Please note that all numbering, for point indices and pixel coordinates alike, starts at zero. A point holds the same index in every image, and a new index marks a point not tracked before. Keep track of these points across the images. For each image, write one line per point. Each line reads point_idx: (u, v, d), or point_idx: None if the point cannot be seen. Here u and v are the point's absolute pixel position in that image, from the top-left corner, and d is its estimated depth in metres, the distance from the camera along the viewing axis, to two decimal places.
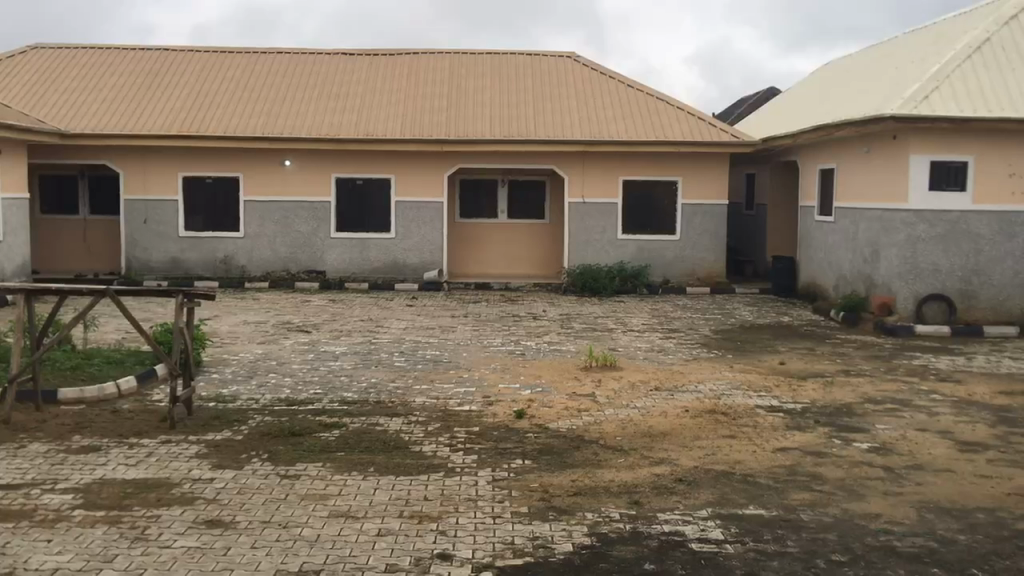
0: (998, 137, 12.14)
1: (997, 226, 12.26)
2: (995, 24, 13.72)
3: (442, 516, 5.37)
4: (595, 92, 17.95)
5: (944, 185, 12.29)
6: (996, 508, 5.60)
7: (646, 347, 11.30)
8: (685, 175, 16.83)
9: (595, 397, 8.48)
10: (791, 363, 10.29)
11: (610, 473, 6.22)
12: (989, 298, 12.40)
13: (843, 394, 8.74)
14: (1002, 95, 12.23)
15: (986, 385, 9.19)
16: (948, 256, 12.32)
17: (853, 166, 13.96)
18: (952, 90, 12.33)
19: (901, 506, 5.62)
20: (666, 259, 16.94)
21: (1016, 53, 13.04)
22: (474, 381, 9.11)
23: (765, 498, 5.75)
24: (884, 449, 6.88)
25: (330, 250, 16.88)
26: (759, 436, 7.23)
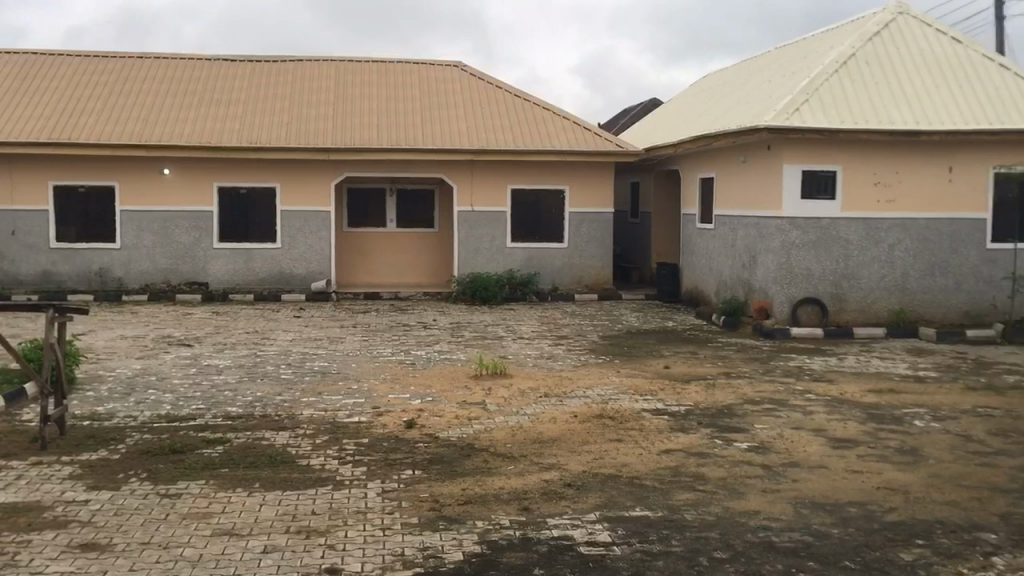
0: (864, 148, 12.81)
1: (864, 232, 12.90)
2: (860, 39, 14.45)
3: (330, 530, 5.29)
4: (482, 101, 18.04)
5: (814, 194, 12.87)
6: (866, 502, 5.89)
7: (535, 354, 11.42)
8: (573, 183, 17.11)
9: (485, 405, 8.52)
10: (675, 367, 10.59)
11: (500, 480, 6.26)
12: (859, 300, 13.01)
13: (724, 396, 9.04)
14: (866, 107, 12.91)
15: (857, 384, 9.66)
16: (821, 261, 12.89)
17: (731, 175, 14.47)
18: (822, 103, 12.95)
19: (779, 503, 5.85)
20: (554, 266, 17.15)
21: (878, 68, 13.79)
22: (362, 392, 9.03)
23: (651, 499, 5.89)
24: (762, 448, 7.15)
25: (213, 260, 16.43)
26: (645, 438, 7.41)
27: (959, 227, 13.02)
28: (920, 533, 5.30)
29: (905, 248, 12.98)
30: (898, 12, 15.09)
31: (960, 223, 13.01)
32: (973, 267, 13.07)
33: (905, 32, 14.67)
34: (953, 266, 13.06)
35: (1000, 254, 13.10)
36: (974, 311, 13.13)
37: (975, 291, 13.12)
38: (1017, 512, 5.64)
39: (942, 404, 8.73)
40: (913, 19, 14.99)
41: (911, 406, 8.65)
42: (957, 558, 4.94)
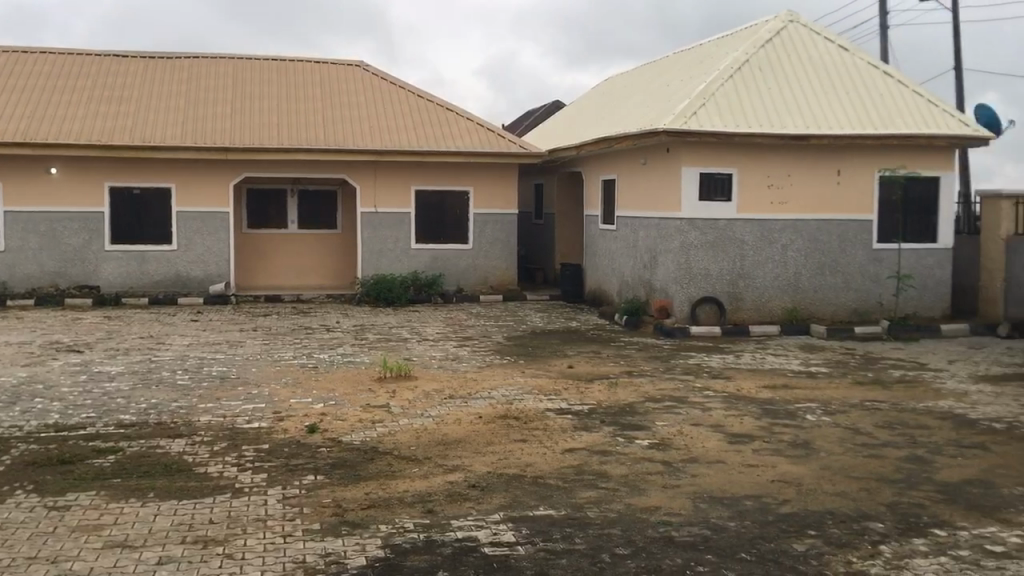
0: (758, 151, 13.22)
1: (759, 232, 13.30)
2: (754, 46, 14.88)
3: (228, 539, 5.17)
4: (385, 102, 17.90)
5: (712, 196, 13.21)
6: (761, 495, 6.07)
7: (440, 355, 11.38)
8: (476, 185, 17.13)
9: (389, 408, 8.45)
10: (579, 366, 10.71)
11: (404, 483, 6.22)
12: (754, 299, 13.40)
13: (626, 394, 9.19)
14: (760, 112, 13.32)
15: (753, 380, 9.95)
16: (718, 261, 13.23)
17: (632, 176, 14.72)
18: (718, 107, 13.30)
19: (679, 498, 5.98)
20: (459, 268, 17.14)
21: (771, 74, 14.24)
22: (262, 396, 8.84)
23: (554, 498, 5.95)
24: (662, 445, 7.29)
25: (105, 263, 15.85)
26: (549, 438, 7.47)
27: (847, 228, 13.54)
28: (812, 524, 5.50)
29: (797, 248, 13.43)
30: (789, 20, 15.60)
31: (848, 224, 13.53)
32: (861, 266, 13.60)
33: (796, 40, 15.17)
34: (842, 265, 13.56)
35: (885, 254, 13.67)
36: (862, 308, 13.65)
37: (862, 289, 13.64)
38: (902, 502, 5.90)
39: (833, 398, 9.07)
40: (804, 27, 15.52)
41: (804, 401, 8.96)
42: (846, 547, 5.14)
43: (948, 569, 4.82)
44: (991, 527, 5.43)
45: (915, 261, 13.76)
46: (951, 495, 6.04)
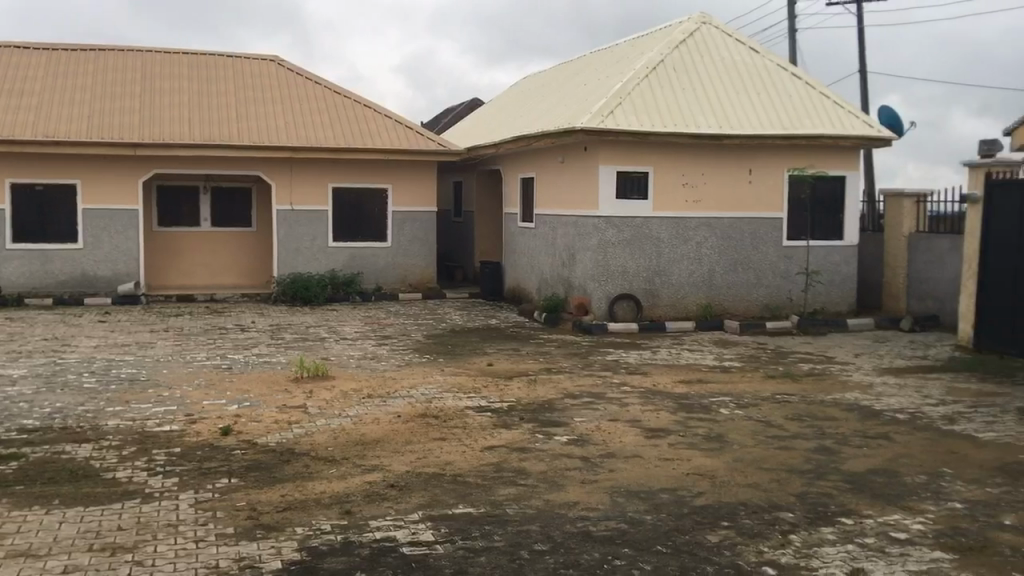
0: (672, 150, 13.45)
1: (674, 230, 13.54)
2: (668, 46, 15.12)
3: (138, 545, 5.02)
4: (301, 97, 17.62)
5: (628, 194, 13.39)
6: (677, 488, 6.17)
7: (358, 354, 11.27)
8: (395, 182, 17.02)
9: (306, 408, 8.32)
10: (498, 364, 10.74)
11: (320, 484, 6.13)
12: (670, 296, 13.63)
13: (545, 391, 9.24)
14: (674, 112, 13.57)
15: (669, 375, 10.12)
16: (635, 258, 13.41)
17: (550, 174, 14.82)
18: (634, 106, 13.49)
19: (596, 493, 6.04)
20: (377, 266, 16.99)
21: (685, 74, 14.50)
22: (174, 399, 8.61)
23: (473, 496, 5.94)
24: (580, 441, 7.36)
25: (7, 262, 15.24)
26: (468, 436, 7.46)
27: (759, 225, 13.87)
28: (725, 516, 5.62)
29: (711, 245, 13.71)
30: (702, 21, 15.89)
31: (759, 222, 13.87)
32: (772, 263, 13.95)
33: (709, 41, 15.47)
34: (754, 262, 13.89)
35: (795, 251, 14.05)
36: (773, 304, 14.00)
37: (773, 286, 13.99)
38: (812, 492, 6.08)
39: (746, 392, 9.29)
40: (716, 29, 15.84)
41: (718, 395, 9.15)
42: (758, 537, 5.26)
43: (854, 556, 4.97)
44: (895, 515, 5.63)
45: (823, 257, 14.17)
46: (857, 485, 6.24)
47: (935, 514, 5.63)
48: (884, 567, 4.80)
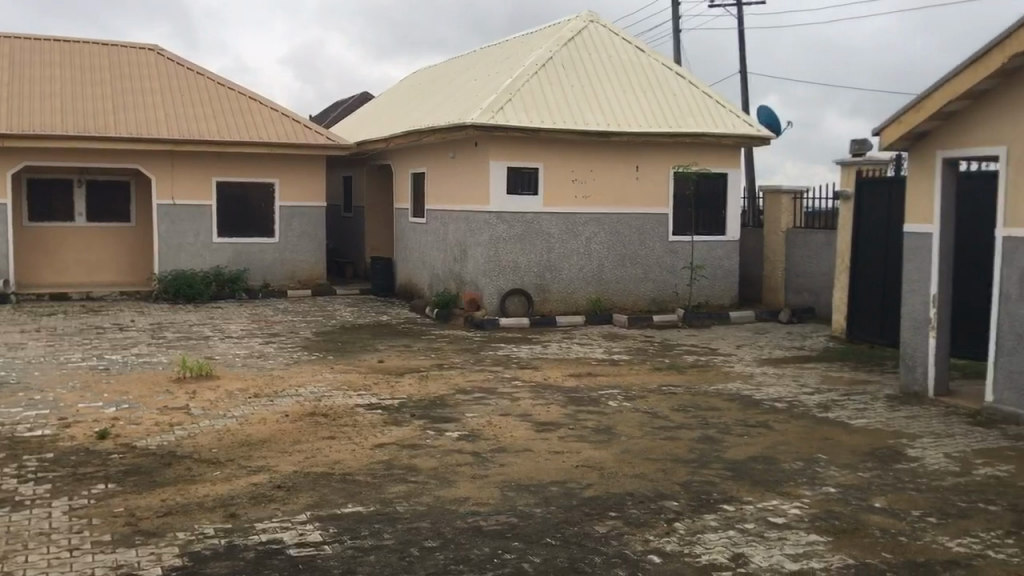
0: (561, 146, 13.61)
1: (564, 226, 13.70)
2: (557, 44, 15.27)
3: (6, 556, 4.77)
4: (182, 88, 17.06)
5: (519, 190, 13.48)
6: (566, 480, 6.25)
7: (244, 353, 11.00)
8: (282, 177, 16.68)
9: (188, 409, 8.06)
10: (389, 360, 10.65)
11: (204, 487, 5.96)
12: (560, 291, 13.78)
13: (436, 387, 9.22)
14: (563, 109, 13.72)
15: (559, 369, 10.24)
16: (526, 254, 13.51)
17: (441, 170, 14.77)
18: (523, 102, 13.58)
19: (487, 488, 6.06)
20: (265, 262, 16.62)
21: (573, 72, 14.68)
22: (47, 402, 8.21)
23: (362, 495, 5.88)
24: (471, 436, 7.37)
25: None
26: (358, 434, 7.38)
27: (646, 221, 14.17)
28: (613, 506, 5.72)
29: (600, 241, 13.94)
30: (590, 20, 16.10)
31: (646, 218, 14.16)
32: (659, 258, 14.27)
33: (596, 39, 15.69)
34: (642, 257, 14.18)
35: (680, 246, 14.41)
36: (660, 298, 14.32)
37: (660, 280, 14.32)
38: (696, 480, 6.25)
39: (633, 385, 9.49)
40: (603, 27, 16.08)
41: (607, 387, 9.31)
42: (644, 526, 5.38)
43: (735, 541, 5.14)
44: (773, 501, 5.84)
45: (707, 252, 14.57)
46: (738, 472, 6.45)
47: (810, 498, 5.87)
48: (763, 551, 4.98)
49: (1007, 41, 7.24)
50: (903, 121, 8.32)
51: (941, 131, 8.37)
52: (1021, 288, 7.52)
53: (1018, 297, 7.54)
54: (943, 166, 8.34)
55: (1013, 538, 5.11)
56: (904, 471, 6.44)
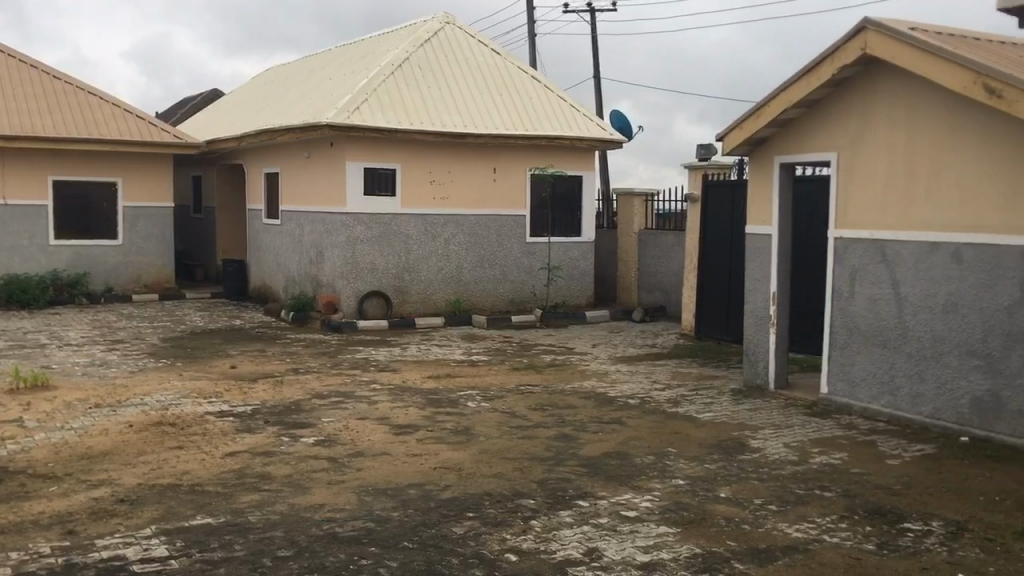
0: (418, 147, 13.57)
1: (422, 227, 13.67)
2: (413, 44, 15.20)
3: None
4: (13, 80, 16.03)
5: (376, 191, 13.37)
6: (424, 483, 6.24)
7: (85, 361, 10.43)
8: (126, 176, 15.97)
9: (22, 423, 7.58)
10: (242, 366, 10.33)
11: (39, 504, 5.61)
12: (419, 292, 13.75)
13: (291, 392, 9.01)
14: (420, 109, 13.69)
15: (418, 371, 10.20)
16: (383, 255, 13.40)
17: (295, 170, 14.46)
18: (380, 102, 13.47)
19: (343, 493, 5.98)
20: (107, 266, 15.84)
21: (430, 73, 14.67)
22: None
23: (212, 505, 5.68)
24: (327, 441, 7.25)
25: None
26: (208, 443, 7.12)
27: (503, 223, 14.30)
28: (471, 507, 5.74)
29: (458, 242, 13.98)
30: (446, 21, 16.10)
31: (504, 219, 14.30)
32: (516, 259, 14.43)
33: (453, 41, 15.71)
34: (500, 259, 14.31)
35: (537, 247, 14.61)
36: (518, 298, 14.49)
37: (517, 281, 14.48)
38: (552, 477, 6.36)
39: (492, 385, 9.56)
40: (459, 29, 16.11)
41: (465, 388, 9.34)
42: (501, 525, 5.43)
43: (589, 536, 5.25)
44: (626, 495, 6.00)
45: (563, 253, 14.84)
46: (593, 468, 6.60)
47: (661, 491, 6.07)
48: (616, 545, 5.11)
49: (837, 53, 7.70)
50: (744, 127, 8.71)
51: (778, 138, 8.81)
52: (851, 286, 8.01)
53: (849, 295, 8.04)
54: (780, 171, 8.78)
55: (846, 522, 5.43)
56: (747, 461, 6.75)
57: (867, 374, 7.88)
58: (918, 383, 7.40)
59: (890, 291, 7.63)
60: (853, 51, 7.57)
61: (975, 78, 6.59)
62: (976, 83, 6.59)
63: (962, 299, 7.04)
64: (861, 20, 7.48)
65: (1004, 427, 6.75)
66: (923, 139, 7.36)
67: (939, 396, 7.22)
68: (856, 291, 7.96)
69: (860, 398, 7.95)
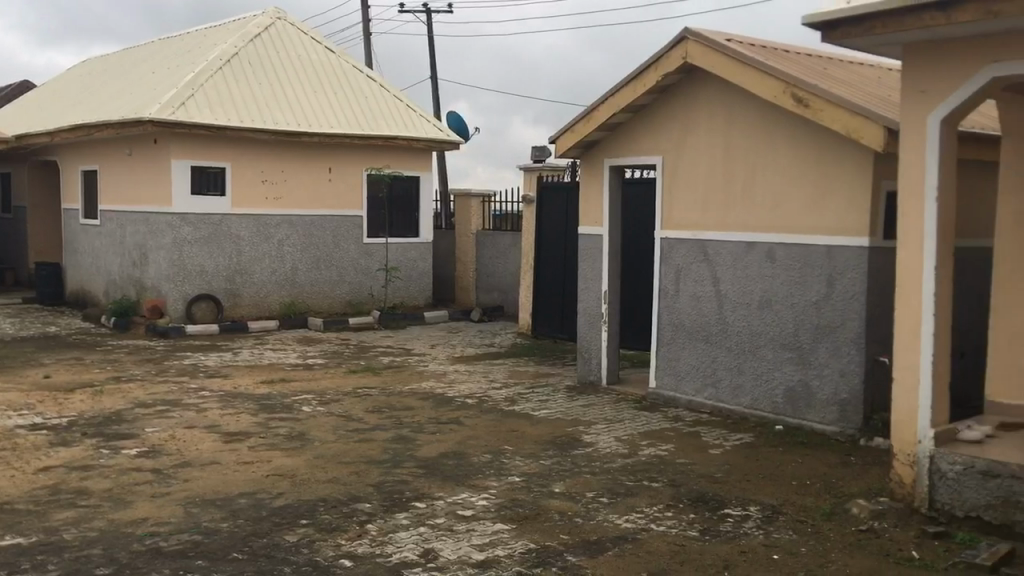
0: (249, 145, 13.17)
1: (253, 228, 13.29)
2: (242, 39, 14.73)
3: None
4: None
5: (204, 190, 12.88)
6: (256, 491, 6.05)
7: None
8: None
9: None
10: (57, 375, 9.71)
11: None
12: (251, 295, 13.36)
13: (112, 402, 8.54)
14: (249, 106, 13.29)
15: (251, 376, 9.90)
16: (212, 257, 12.94)
17: (115, 168, 13.72)
18: (207, 99, 12.99)
19: (168, 506, 5.72)
20: None
21: (260, 70, 14.27)
22: None
23: (22, 525, 5.31)
24: (152, 452, 6.92)
25: None
26: (18, 459, 6.65)
27: (339, 223, 14.08)
28: (304, 514, 5.62)
29: (292, 243, 13.66)
30: (277, 17, 15.67)
31: (339, 220, 14.07)
32: (353, 260, 14.24)
33: (284, 37, 15.32)
34: (335, 260, 14.07)
35: (374, 248, 14.46)
36: (355, 301, 14.29)
37: (354, 282, 14.29)
38: (388, 480, 6.32)
39: (328, 389, 9.38)
40: (291, 25, 15.73)
41: (300, 393, 9.13)
42: (336, 531, 5.34)
43: (425, 538, 5.24)
44: (463, 494, 6.03)
45: (401, 254, 14.74)
46: (430, 469, 6.60)
47: (497, 489, 6.14)
48: (452, 544, 5.12)
49: (660, 61, 8.03)
50: (574, 131, 8.94)
51: (607, 141, 9.08)
52: (676, 284, 8.36)
53: (674, 293, 8.39)
54: (610, 173, 9.06)
55: (672, 510, 5.67)
56: (580, 456, 6.93)
57: (691, 368, 8.24)
58: (738, 376, 7.82)
59: (712, 288, 8.01)
60: (675, 59, 7.91)
61: (784, 87, 7.03)
62: (785, 92, 7.02)
63: (776, 294, 7.48)
64: (682, 30, 7.83)
65: (815, 414, 7.22)
66: (739, 145, 7.78)
67: (757, 387, 7.65)
68: (681, 289, 8.31)
69: (685, 391, 8.31)
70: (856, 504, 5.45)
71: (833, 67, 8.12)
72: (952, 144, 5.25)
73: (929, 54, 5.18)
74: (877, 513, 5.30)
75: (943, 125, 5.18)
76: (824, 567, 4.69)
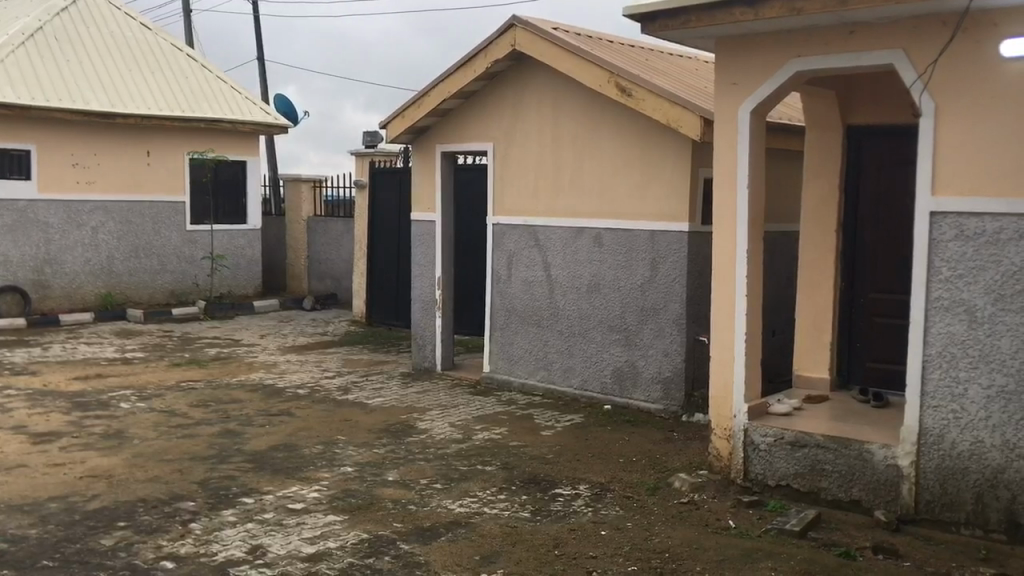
0: (57, 126, 12.32)
1: (63, 215, 12.48)
2: (46, 13, 13.71)
3: None
4: None
5: (5, 173, 11.96)
6: (67, 494, 5.67)
7: None
8: None
9: None
10: None
11: None
12: (62, 286, 12.52)
13: None
14: (57, 85, 12.43)
15: (62, 372, 9.27)
16: (17, 246, 12.08)
17: None
18: (8, 76, 12.04)
19: None
20: None
21: (67, 47, 13.35)
22: None
23: None
24: None
25: None
26: None
27: (160, 210, 13.41)
28: (121, 516, 5.32)
29: (107, 231, 12.92)
30: None
31: (159, 206, 13.40)
32: (175, 248, 13.60)
33: (94, 12, 14.38)
34: (156, 248, 13.41)
35: (199, 235, 13.86)
36: (179, 291, 13.65)
37: (178, 271, 13.65)
38: (215, 477, 6.08)
39: (147, 383, 8.92)
40: None
41: (117, 389, 8.63)
42: (156, 532, 5.08)
43: (252, 534, 5.08)
44: (293, 487, 5.88)
45: (227, 241, 14.19)
46: (259, 463, 6.40)
47: (329, 480, 6.03)
48: (280, 539, 4.98)
49: (490, 48, 8.06)
50: (404, 117, 8.85)
51: (438, 127, 9.04)
52: (508, 269, 8.46)
53: (506, 277, 8.48)
54: (442, 160, 9.03)
55: (504, 493, 5.74)
56: (415, 443, 6.90)
57: (524, 352, 8.37)
58: (568, 358, 7.99)
59: (543, 273, 8.14)
60: (505, 47, 7.97)
61: (608, 77, 7.21)
62: (610, 82, 7.20)
63: (603, 279, 7.68)
64: (510, 18, 7.91)
65: (641, 393, 7.49)
66: (567, 132, 7.94)
67: (586, 369, 7.86)
68: (513, 274, 8.41)
69: (519, 374, 8.43)
70: (678, 478, 5.70)
71: (656, 58, 8.44)
72: (761, 135, 5.54)
73: (740, 48, 5.44)
74: (696, 485, 5.56)
75: (753, 117, 5.46)
76: (648, 540, 4.87)
